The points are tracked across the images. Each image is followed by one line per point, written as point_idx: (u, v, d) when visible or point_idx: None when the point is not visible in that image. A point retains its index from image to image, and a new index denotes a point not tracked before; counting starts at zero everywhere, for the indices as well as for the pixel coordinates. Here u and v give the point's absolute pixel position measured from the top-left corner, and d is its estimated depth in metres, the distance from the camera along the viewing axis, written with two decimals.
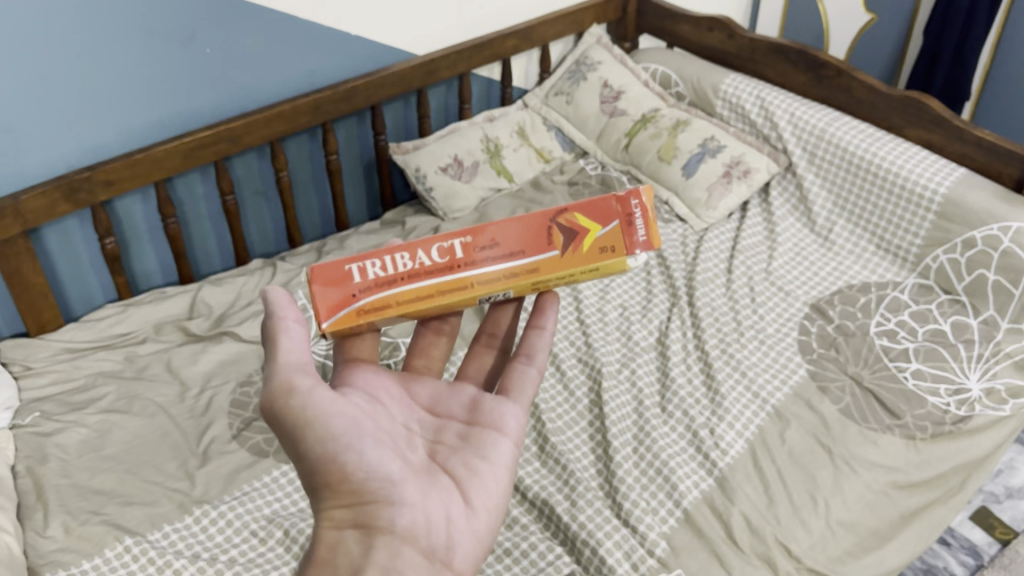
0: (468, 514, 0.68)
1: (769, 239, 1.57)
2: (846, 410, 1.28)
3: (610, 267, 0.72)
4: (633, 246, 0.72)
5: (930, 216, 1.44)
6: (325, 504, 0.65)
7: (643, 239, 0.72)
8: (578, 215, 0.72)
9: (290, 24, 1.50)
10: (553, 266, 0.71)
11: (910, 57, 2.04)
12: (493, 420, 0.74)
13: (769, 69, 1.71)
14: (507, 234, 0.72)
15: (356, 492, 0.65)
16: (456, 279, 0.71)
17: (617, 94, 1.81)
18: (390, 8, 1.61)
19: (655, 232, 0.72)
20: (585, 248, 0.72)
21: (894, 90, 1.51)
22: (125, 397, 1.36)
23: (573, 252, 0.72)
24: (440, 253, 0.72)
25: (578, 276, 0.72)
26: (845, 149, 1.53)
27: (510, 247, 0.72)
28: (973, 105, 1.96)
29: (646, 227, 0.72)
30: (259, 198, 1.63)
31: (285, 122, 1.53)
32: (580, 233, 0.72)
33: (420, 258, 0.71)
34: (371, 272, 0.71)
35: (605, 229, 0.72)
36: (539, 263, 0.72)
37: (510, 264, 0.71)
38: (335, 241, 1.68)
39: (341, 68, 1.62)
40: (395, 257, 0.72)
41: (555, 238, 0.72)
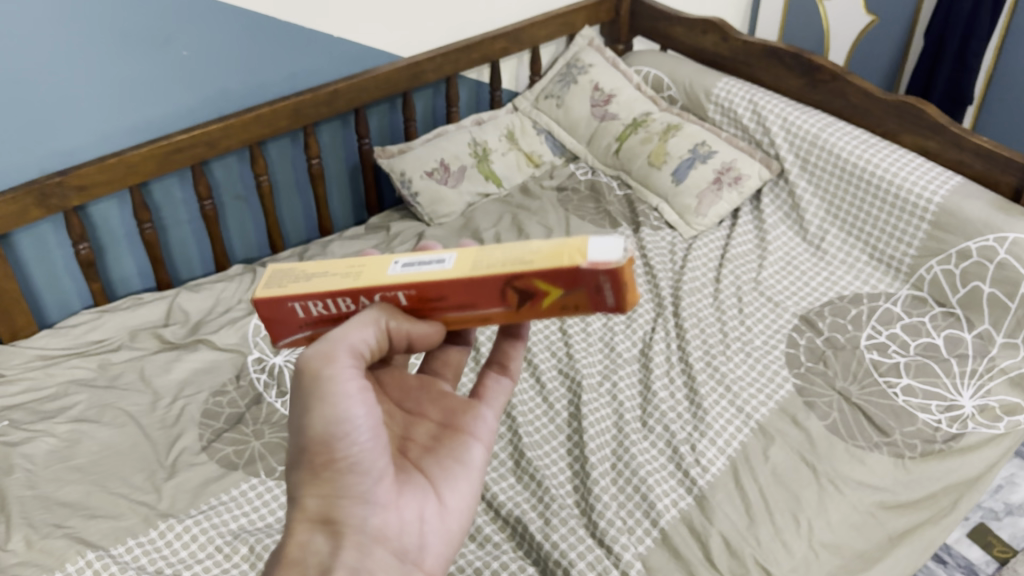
0: (441, 515, 0.64)
1: (759, 247, 1.53)
2: (832, 427, 1.24)
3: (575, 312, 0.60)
4: (604, 313, 0.57)
5: (924, 225, 1.39)
6: (303, 490, 0.60)
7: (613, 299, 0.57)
8: (536, 279, 0.56)
9: (269, 26, 1.47)
10: (512, 318, 0.60)
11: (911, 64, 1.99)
12: (469, 419, 0.70)
13: (763, 73, 1.66)
14: (458, 289, 0.58)
15: (337, 485, 0.59)
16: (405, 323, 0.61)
17: (608, 98, 1.77)
18: (373, 10, 1.58)
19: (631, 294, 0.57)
20: (544, 308, 0.58)
21: (890, 95, 1.47)
22: (96, 406, 1.34)
23: (531, 308, 0.59)
24: (386, 294, 0.59)
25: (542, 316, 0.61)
26: (838, 156, 1.49)
27: (461, 299, 0.59)
28: (975, 113, 1.91)
29: (619, 300, 0.56)
30: (240, 203, 1.61)
31: (264, 125, 1.50)
32: (538, 294, 0.57)
33: (363, 303, 0.60)
34: (315, 312, 0.61)
35: (569, 292, 0.57)
36: (496, 315, 0.60)
37: (466, 312, 0.61)
38: (318, 246, 1.66)
39: (323, 71, 1.59)
40: (338, 300, 0.60)
41: (510, 297, 0.58)
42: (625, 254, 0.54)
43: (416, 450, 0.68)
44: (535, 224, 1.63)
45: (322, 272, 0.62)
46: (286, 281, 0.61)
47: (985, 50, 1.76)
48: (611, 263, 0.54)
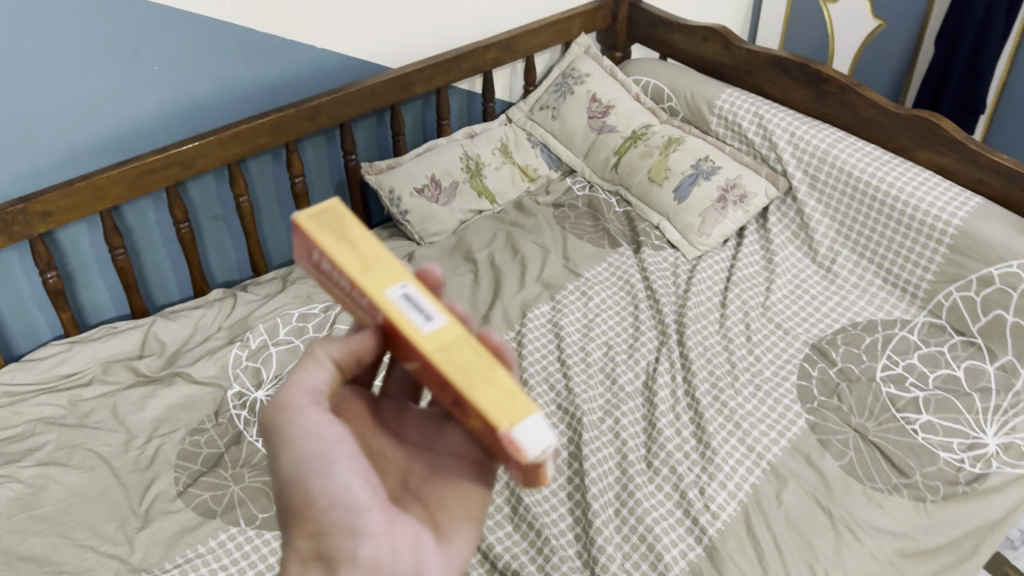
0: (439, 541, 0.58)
1: (766, 269, 1.45)
2: (848, 468, 1.17)
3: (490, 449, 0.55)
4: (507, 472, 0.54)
5: (942, 248, 1.31)
6: (290, 530, 0.56)
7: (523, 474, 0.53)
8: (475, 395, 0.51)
9: (245, 38, 1.39)
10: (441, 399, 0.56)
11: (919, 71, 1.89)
12: None
13: (767, 82, 1.57)
14: (409, 353, 0.54)
15: (318, 521, 0.55)
16: (363, 338, 0.57)
17: (606, 109, 1.69)
18: (357, 19, 1.50)
19: (536, 482, 0.52)
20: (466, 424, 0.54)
21: (904, 109, 1.38)
22: (65, 447, 1.26)
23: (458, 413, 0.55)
24: (365, 303, 0.54)
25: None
26: (849, 173, 1.41)
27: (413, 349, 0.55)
28: (988, 121, 1.83)
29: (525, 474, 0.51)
30: (219, 223, 1.52)
31: (243, 143, 1.42)
32: (464, 415, 0.53)
33: (349, 292, 0.55)
34: (316, 262, 0.56)
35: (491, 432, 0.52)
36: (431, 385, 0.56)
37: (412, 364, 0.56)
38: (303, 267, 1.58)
39: (305, 84, 1.50)
40: (336, 272, 0.55)
41: (444, 392, 0.54)
42: (540, 459, 0.49)
43: (414, 477, 0.62)
44: (531, 243, 1.54)
45: (355, 245, 0.56)
46: (324, 225, 0.56)
47: (998, 57, 1.68)
48: (534, 456, 0.49)
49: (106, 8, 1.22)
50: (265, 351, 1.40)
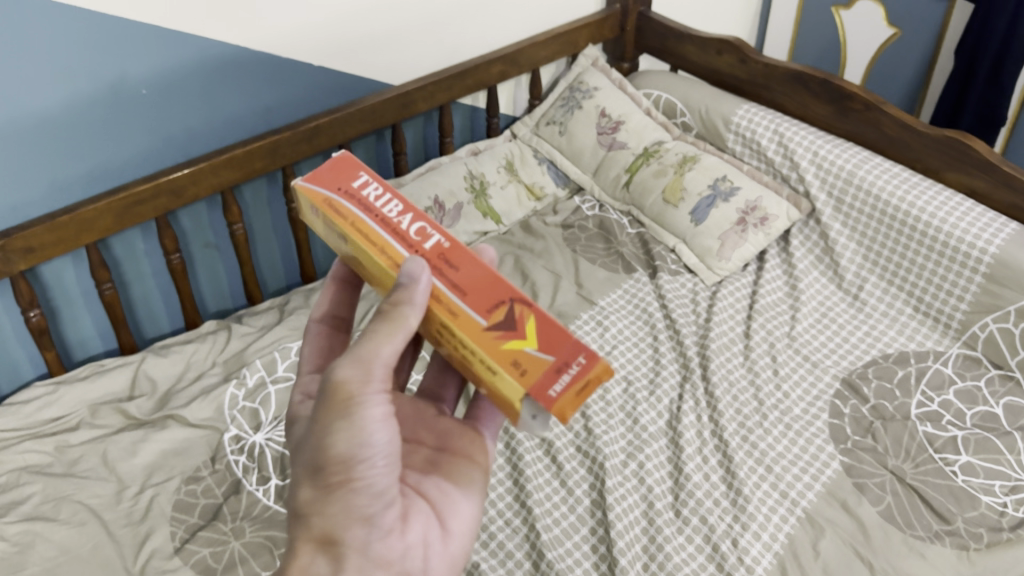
0: (444, 539, 0.64)
1: (790, 296, 1.39)
2: (887, 514, 1.10)
3: (506, 384, 0.60)
4: (535, 396, 0.59)
5: (978, 277, 1.25)
6: (308, 511, 0.58)
7: (553, 398, 0.59)
8: (532, 319, 0.61)
9: (238, 57, 1.30)
10: (467, 333, 0.61)
11: (934, 86, 1.81)
12: (466, 447, 0.71)
13: (785, 98, 1.50)
14: (472, 276, 0.62)
15: (343, 511, 0.57)
16: (399, 255, 0.63)
17: (616, 125, 1.61)
18: (355, 34, 1.42)
19: (570, 405, 0.59)
20: (506, 347, 0.60)
21: (932, 128, 1.31)
22: (52, 500, 1.17)
23: (495, 338, 0.61)
24: (420, 232, 0.64)
25: (477, 359, 0.63)
26: (877, 196, 1.35)
27: (462, 282, 0.62)
28: (1006, 137, 1.76)
29: (565, 390, 0.59)
30: (211, 251, 1.44)
31: (237, 168, 1.33)
32: (519, 333, 0.61)
33: (402, 217, 0.64)
34: (369, 188, 0.66)
35: (539, 351, 0.60)
36: (463, 316, 0.62)
37: (445, 295, 0.62)
38: (300, 295, 1.49)
39: (302, 104, 1.42)
40: (393, 201, 0.65)
41: (495, 312, 0.61)
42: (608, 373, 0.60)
43: (415, 474, 0.68)
44: (541, 269, 1.47)
45: None
46: None
47: (1022, 69, 1.62)
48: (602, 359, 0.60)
49: (90, 29, 1.14)
50: (264, 391, 1.32)
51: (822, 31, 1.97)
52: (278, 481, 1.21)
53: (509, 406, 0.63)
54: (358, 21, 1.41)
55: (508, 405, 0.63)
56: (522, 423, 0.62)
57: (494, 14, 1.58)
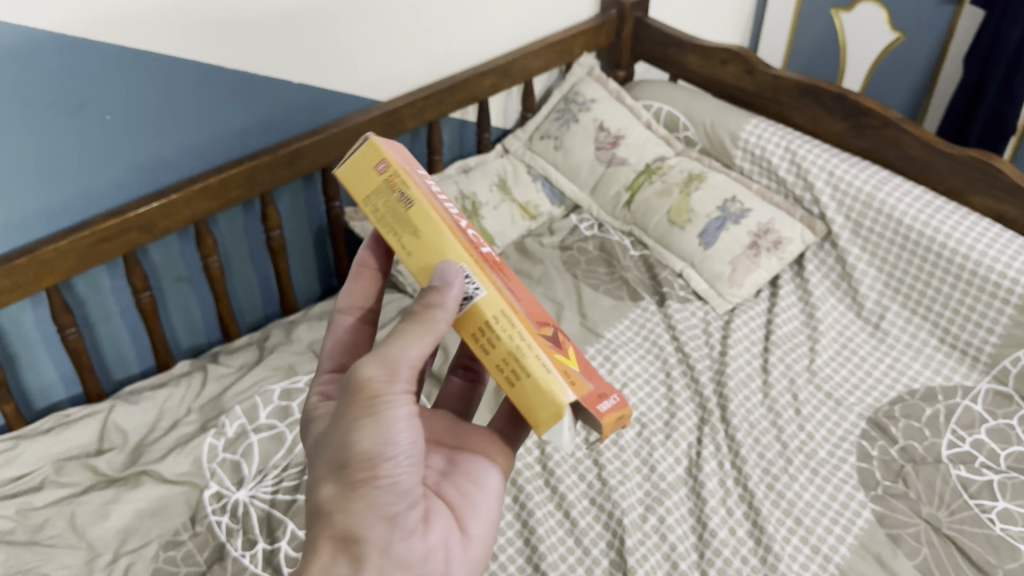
0: (463, 542, 0.62)
1: (809, 326, 1.31)
2: (925, 568, 1.01)
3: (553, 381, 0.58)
4: (584, 403, 0.58)
5: (1009, 308, 1.18)
6: (326, 511, 0.55)
7: (601, 411, 0.58)
8: (571, 349, 0.64)
9: (213, 77, 1.19)
10: (524, 324, 0.59)
11: (937, 96, 1.75)
12: (479, 447, 0.68)
13: (796, 112, 1.42)
14: (522, 295, 0.65)
15: (370, 510, 0.54)
16: (467, 242, 0.62)
17: (615, 139, 1.52)
18: (337, 48, 1.31)
19: (611, 426, 0.58)
20: (556, 355, 0.60)
21: (956, 149, 1.24)
22: (15, 572, 1.05)
23: (547, 343, 0.61)
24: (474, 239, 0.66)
25: (513, 356, 0.58)
26: (898, 220, 1.27)
27: (511, 290, 0.64)
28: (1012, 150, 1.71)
29: (611, 411, 0.59)
30: (184, 285, 1.33)
31: (213, 198, 1.22)
32: (564, 353, 0.62)
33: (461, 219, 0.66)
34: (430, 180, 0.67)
35: (581, 374, 0.61)
36: (522, 313, 0.61)
37: (504, 288, 0.62)
38: (281, 330, 1.39)
39: (282, 125, 1.31)
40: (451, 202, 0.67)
41: (543, 327, 0.63)
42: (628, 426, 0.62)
43: (434, 474, 0.65)
44: (541, 298, 1.38)
45: None
46: None
47: None
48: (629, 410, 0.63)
49: (48, 50, 1.01)
50: (246, 441, 1.21)
51: (821, 35, 1.90)
52: (266, 545, 1.10)
53: (538, 411, 0.58)
54: (340, 33, 1.30)
55: (534, 411, 0.58)
56: (555, 432, 0.57)
57: (485, 22, 1.48)
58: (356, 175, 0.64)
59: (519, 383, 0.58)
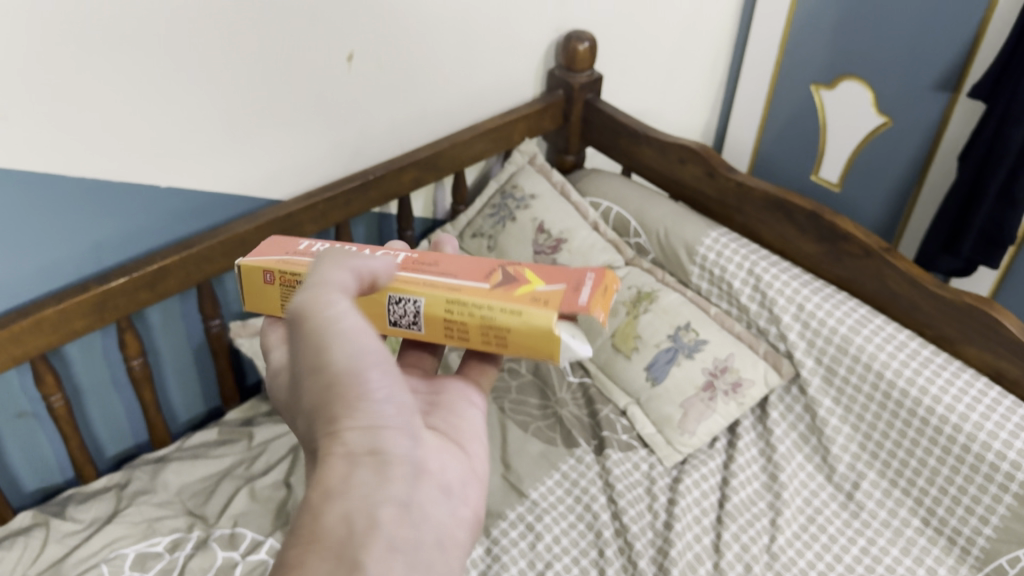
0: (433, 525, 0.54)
1: (769, 491, 1.11)
2: None
3: (536, 319, 0.61)
4: (567, 307, 0.61)
5: (1008, 496, 0.98)
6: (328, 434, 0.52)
7: (587, 302, 0.61)
8: (530, 271, 0.66)
9: (51, 188, 0.97)
10: (473, 293, 0.63)
11: (924, 197, 1.55)
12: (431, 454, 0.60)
13: (762, 226, 1.23)
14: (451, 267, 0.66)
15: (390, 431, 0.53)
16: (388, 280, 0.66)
17: (557, 243, 1.31)
18: (221, 145, 1.10)
19: (602, 302, 0.62)
20: (520, 289, 0.63)
21: (947, 288, 1.05)
22: None
23: (503, 291, 0.63)
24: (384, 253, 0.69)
25: (495, 324, 0.62)
26: (878, 373, 1.08)
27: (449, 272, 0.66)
28: (995, 281, 1.52)
29: (593, 293, 0.62)
30: (27, 422, 1.11)
31: (51, 332, 1.00)
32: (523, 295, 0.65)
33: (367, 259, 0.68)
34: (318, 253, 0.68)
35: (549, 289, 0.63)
36: (466, 287, 0.64)
37: (437, 279, 0.64)
38: (147, 470, 1.17)
39: (148, 237, 1.09)
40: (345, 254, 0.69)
41: (493, 278, 0.65)
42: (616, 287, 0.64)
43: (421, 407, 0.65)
44: None
45: None
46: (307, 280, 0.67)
47: None
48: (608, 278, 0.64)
49: None
50: None
51: (796, 112, 1.70)
52: None
53: (542, 349, 0.61)
54: (222, 128, 1.09)
55: (539, 352, 0.62)
56: (563, 354, 0.61)
57: (409, 105, 1.27)
58: (254, 270, 0.67)
59: (510, 340, 0.63)
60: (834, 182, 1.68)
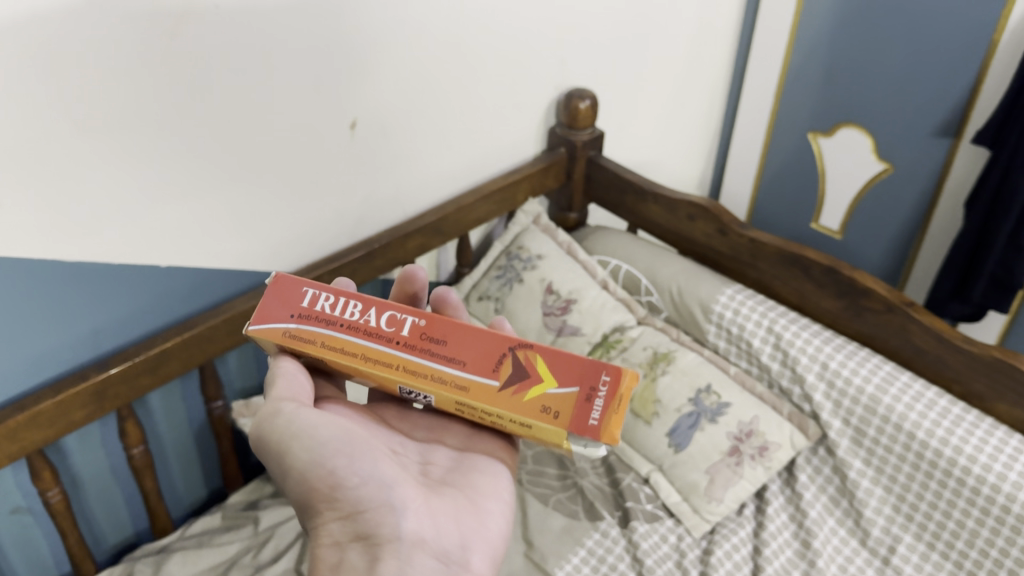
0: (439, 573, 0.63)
1: (804, 559, 1.08)
2: None
3: (545, 432, 0.62)
4: (575, 429, 0.61)
5: None
6: (318, 520, 0.63)
7: (596, 424, 0.61)
8: (542, 359, 0.63)
9: (47, 274, 0.92)
10: (481, 398, 0.63)
11: (929, 243, 1.53)
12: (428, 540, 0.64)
13: (777, 282, 1.21)
14: (457, 338, 0.65)
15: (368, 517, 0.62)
16: (393, 354, 0.64)
17: (566, 304, 1.28)
18: (224, 220, 1.06)
19: (612, 423, 0.60)
20: (528, 395, 0.63)
21: (974, 344, 1.03)
22: None
23: (512, 394, 0.63)
24: (392, 321, 0.66)
25: (505, 419, 0.64)
26: (908, 432, 1.05)
27: (456, 354, 0.64)
28: (1002, 329, 1.50)
29: (603, 415, 0.61)
30: (22, 518, 1.04)
31: (49, 423, 0.94)
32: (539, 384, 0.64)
33: (369, 315, 0.66)
34: (321, 303, 0.66)
35: (560, 389, 0.62)
36: (474, 385, 0.63)
37: (445, 371, 0.64)
38: (150, 561, 1.10)
39: (149, 318, 1.05)
40: (348, 304, 0.66)
41: (502, 368, 0.63)
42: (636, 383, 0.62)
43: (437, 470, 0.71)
44: None
45: (342, 344, 0.65)
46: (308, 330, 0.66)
47: None
48: (625, 377, 0.61)
49: None
50: None
51: (793, 161, 1.69)
52: None
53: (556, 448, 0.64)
54: (225, 202, 1.05)
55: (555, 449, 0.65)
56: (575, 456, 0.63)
57: (411, 170, 1.24)
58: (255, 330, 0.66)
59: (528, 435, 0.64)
60: (836, 229, 1.67)
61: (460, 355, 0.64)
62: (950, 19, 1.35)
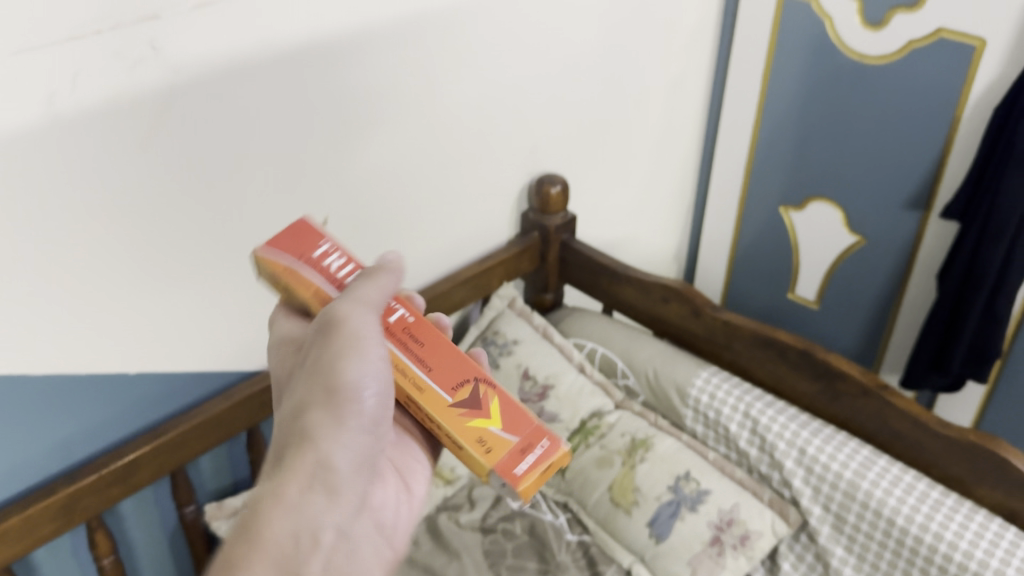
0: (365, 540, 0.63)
1: None
2: None
3: (471, 459, 0.68)
4: (500, 471, 0.67)
5: None
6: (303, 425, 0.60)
7: (519, 473, 0.67)
8: (496, 401, 0.69)
9: (11, 390, 0.90)
10: (436, 408, 0.68)
11: (905, 312, 1.54)
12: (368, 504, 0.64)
13: (753, 365, 1.21)
14: (437, 347, 0.69)
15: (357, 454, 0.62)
16: None
17: (543, 390, 1.28)
18: (194, 322, 1.05)
19: (530, 481, 0.67)
20: (473, 422, 0.68)
21: (950, 427, 1.03)
22: None
23: (462, 415, 0.68)
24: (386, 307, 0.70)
25: (442, 434, 0.69)
26: (889, 519, 1.03)
27: (428, 359, 0.69)
28: (977, 411, 1.52)
29: (529, 468, 0.67)
30: None
31: (16, 540, 0.92)
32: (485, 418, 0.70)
33: None
34: (330, 260, 0.69)
35: (501, 431, 0.68)
36: (430, 392, 0.68)
37: (414, 369, 0.69)
38: None
39: (120, 425, 1.03)
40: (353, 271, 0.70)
41: (461, 390, 0.69)
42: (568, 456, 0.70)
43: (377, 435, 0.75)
44: None
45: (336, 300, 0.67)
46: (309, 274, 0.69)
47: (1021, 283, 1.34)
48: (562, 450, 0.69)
49: None
50: None
51: (766, 233, 1.70)
52: None
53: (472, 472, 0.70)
54: (196, 307, 1.04)
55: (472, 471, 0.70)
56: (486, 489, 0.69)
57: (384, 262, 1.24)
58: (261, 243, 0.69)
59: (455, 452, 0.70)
60: (812, 300, 1.68)
61: (432, 361, 0.69)
62: (914, 96, 1.37)
